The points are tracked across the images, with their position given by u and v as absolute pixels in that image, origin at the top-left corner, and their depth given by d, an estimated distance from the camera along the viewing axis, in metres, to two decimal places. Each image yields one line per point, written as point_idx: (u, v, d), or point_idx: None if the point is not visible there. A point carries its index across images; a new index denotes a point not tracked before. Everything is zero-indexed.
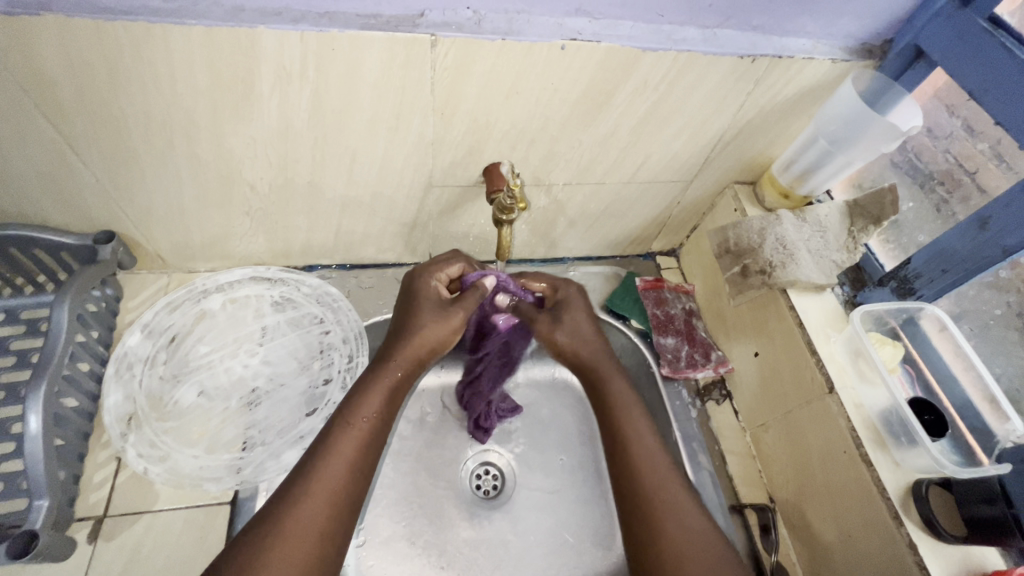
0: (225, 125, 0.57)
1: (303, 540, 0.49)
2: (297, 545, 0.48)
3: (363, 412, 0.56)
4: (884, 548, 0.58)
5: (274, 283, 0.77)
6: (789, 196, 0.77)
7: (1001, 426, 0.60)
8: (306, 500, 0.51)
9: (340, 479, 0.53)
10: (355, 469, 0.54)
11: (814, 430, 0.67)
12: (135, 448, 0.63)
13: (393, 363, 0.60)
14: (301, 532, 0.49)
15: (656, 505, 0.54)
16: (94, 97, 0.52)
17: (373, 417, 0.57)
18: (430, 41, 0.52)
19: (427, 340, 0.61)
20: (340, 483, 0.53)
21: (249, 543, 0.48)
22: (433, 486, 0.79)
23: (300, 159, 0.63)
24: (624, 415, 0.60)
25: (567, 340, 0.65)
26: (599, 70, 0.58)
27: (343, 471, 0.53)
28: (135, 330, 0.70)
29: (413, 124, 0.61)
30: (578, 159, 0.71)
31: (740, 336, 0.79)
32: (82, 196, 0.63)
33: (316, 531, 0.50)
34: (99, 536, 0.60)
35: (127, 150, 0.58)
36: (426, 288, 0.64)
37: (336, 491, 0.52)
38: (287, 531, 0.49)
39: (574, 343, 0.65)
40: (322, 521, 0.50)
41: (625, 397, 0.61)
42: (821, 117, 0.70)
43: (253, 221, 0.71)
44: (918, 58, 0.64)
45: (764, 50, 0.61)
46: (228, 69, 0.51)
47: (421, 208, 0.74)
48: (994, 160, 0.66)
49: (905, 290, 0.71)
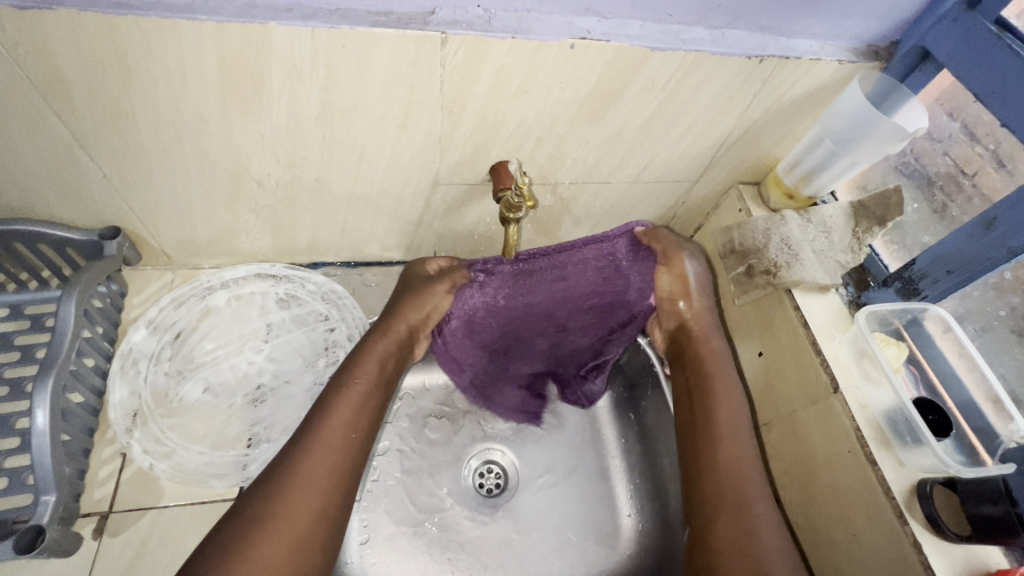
0: (233, 121, 0.57)
1: (308, 491, 0.50)
2: (303, 494, 0.50)
3: (355, 378, 0.59)
4: (889, 548, 0.59)
5: (279, 280, 0.78)
6: (793, 197, 0.78)
7: (1005, 427, 0.60)
8: (305, 457, 0.52)
9: (341, 435, 0.55)
10: (355, 429, 0.56)
11: (819, 430, 0.67)
12: (140, 444, 0.64)
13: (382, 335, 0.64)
14: (307, 483, 0.51)
15: (728, 484, 0.56)
16: (107, 94, 0.52)
17: (365, 381, 0.59)
18: (441, 38, 0.52)
19: (416, 320, 0.67)
20: (343, 437, 0.55)
21: (253, 499, 0.49)
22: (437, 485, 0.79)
23: (307, 156, 0.63)
24: (723, 405, 0.61)
25: (688, 297, 0.68)
26: (608, 69, 0.59)
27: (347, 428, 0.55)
28: (140, 326, 0.70)
29: (421, 122, 0.61)
30: (585, 158, 0.71)
31: (746, 336, 0.79)
32: (89, 191, 0.62)
33: (322, 483, 0.51)
34: (105, 532, 0.60)
35: (136, 146, 0.58)
36: (418, 276, 0.70)
37: (339, 445, 0.54)
38: (286, 484, 0.50)
39: (695, 312, 0.68)
40: (329, 472, 0.52)
41: (728, 386, 0.63)
42: (828, 118, 0.70)
43: (259, 217, 0.71)
44: (923, 60, 0.64)
45: (772, 51, 0.61)
46: (238, 64, 0.51)
47: (427, 206, 0.74)
48: (994, 163, 0.67)
49: (910, 291, 0.71)
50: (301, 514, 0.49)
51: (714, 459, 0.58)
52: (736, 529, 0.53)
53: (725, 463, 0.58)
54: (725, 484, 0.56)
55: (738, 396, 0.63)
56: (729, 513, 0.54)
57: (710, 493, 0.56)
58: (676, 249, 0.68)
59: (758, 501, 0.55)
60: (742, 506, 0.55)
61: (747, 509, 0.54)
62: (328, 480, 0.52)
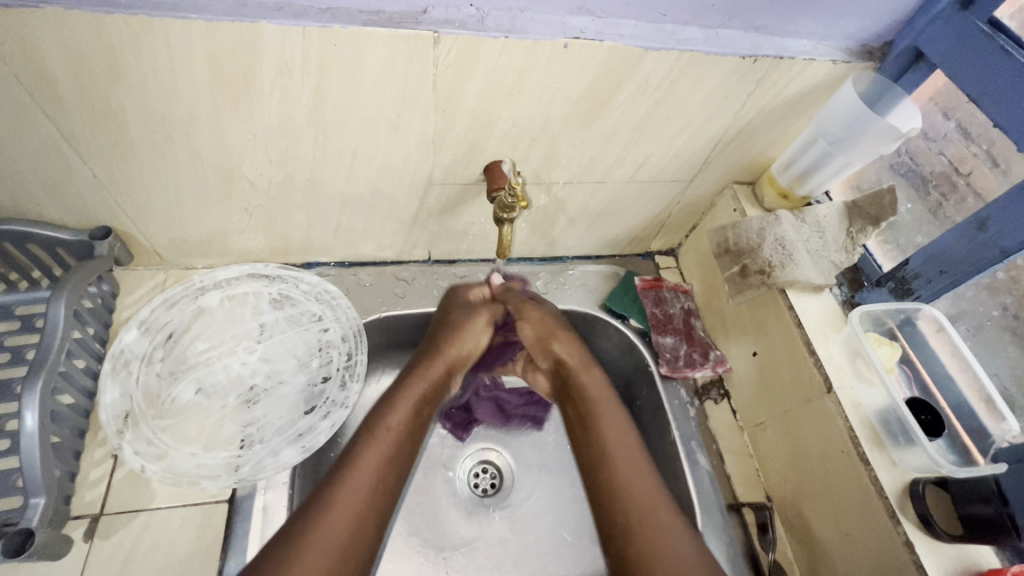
0: (224, 121, 0.57)
1: (334, 535, 0.54)
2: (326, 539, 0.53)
3: (386, 427, 0.62)
4: (883, 548, 0.59)
5: (272, 280, 0.77)
6: (787, 197, 0.78)
7: (997, 426, 0.60)
8: (330, 511, 0.55)
9: (366, 485, 0.58)
10: (382, 479, 0.59)
11: (813, 430, 0.67)
12: (132, 446, 0.62)
13: (423, 375, 0.69)
14: (332, 529, 0.54)
15: (633, 501, 0.59)
16: (96, 93, 0.51)
17: (396, 431, 0.63)
18: (433, 38, 0.52)
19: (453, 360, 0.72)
20: (371, 485, 0.58)
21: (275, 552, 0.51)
22: (431, 486, 0.79)
23: (299, 156, 0.63)
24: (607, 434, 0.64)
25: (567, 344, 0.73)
26: (602, 68, 0.58)
27: (374, 479, 0.59)
28: (132, 327, 0.69)
29: (414, 121, 0.61)
30: (579, 157, 0.71)
31: (740, 336, 0.79)
32: (80, 192, 0.62)
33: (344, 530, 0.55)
34: (96, 534, 0.59)
35: (126, 146, 0.57)
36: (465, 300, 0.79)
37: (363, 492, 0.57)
38: (309, 537, 0.52)
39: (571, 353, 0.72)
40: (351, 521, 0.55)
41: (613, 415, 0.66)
42: (821, 120, 0.70)
43: (252, 217, 0.70)
44: (917, 60, 0.65)
45: (766, 51, 0.61)
46: (228, 64, 0.51)
47: (421, 206, 0.74)
48: (988, 163, 0.67)
49: (904, 290, 0.71)
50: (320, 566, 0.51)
51: (614, 489, 0.61)
52: (647, 554, 0.55)
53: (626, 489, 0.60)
54: (632, 513, 0.59)
55: (623, 419, 0.66)
56: (645, 541, 0.56)
57: (623, 523, 0.58)
58: (555, 324, 0.74)
59: (670, 525, 0.57)
60: (654, 533, 0.57)
61: (659, 534, 0.57)
62: (350, 528, 0.55)
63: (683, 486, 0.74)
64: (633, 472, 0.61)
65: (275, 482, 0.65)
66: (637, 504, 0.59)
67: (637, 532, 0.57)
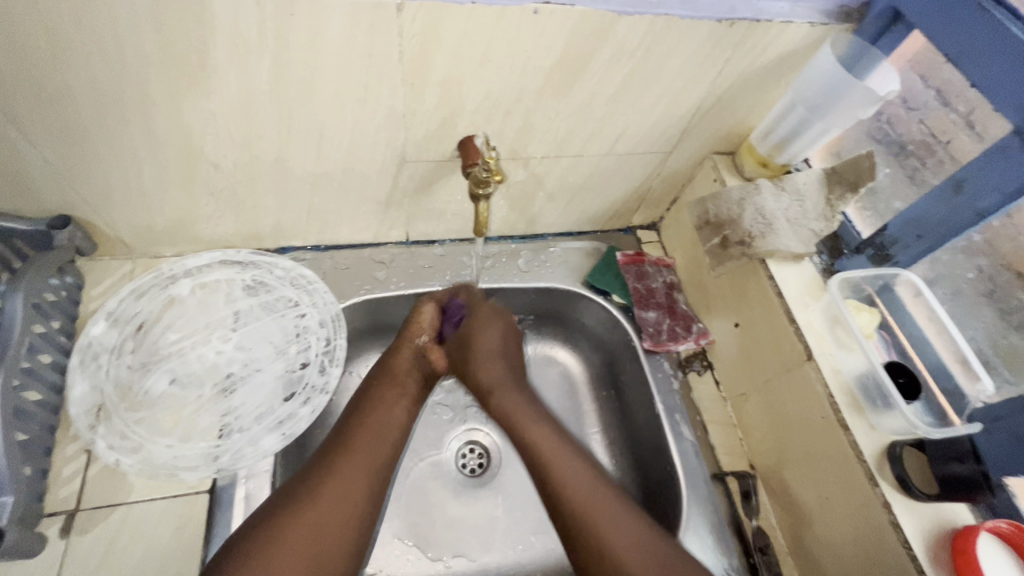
0: (180, 99, 0.54)
1: (339, 492, 0.60)
2: (331, 509, 0.59)
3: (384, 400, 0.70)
4: (860, 510, 0.60)
5: (245, 266, 0.75)
6: (768, 164, 0.76)
7: (972, 387, 0.62)
8: (342, 465, 0.62)
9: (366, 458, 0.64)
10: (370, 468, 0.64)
11: (792, 397, 0.68)
12: (105, 440, 0.61)
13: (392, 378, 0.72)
14: (340, 483, 0.61)
15: (583, 508, 0.61)
16: (37, 69, 0.48)
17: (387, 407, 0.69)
18: (396, 5, 0.50)
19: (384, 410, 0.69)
20: (361, 472, 0.63)
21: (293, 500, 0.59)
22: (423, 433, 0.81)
23: (264, 135, 0.60)
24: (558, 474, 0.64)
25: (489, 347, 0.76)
26: (575, 35, 0.56)
27: (378, 445, 0.66)
28: (99, 319, 0.67)
29: (382, 96, 0.58)
30: (555, 130, 0.69)
31: (722, 308, 0.79)
32: (32, 180, 0.59)
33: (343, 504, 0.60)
34: (73, 530, 0.58)
35: (77, 129, 0.54)
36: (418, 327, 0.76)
37: (344, 491, 0.61)
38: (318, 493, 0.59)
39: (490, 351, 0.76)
40: (357, 491, 0.62)
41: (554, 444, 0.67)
42: (800, 84, 0.68)
43: (219, 202, 0.68)
44: (895, 21, 0.63)
45: (742, 14, 0.59)
46: (180, 36, 0.48)
47: (394, 185, 0.72)
48: (965, 129, 0.66)
49: (882, 256, 0.72)
50: (337, 506, 0.59)
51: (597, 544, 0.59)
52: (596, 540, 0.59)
53: (578, 510, 0.61)
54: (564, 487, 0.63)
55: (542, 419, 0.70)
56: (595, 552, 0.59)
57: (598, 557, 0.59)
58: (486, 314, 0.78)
59: (623, 514, 0.61)
60: (598, 532, 0.60)
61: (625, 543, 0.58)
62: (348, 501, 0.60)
63: (668, 458, 0.74)
64: (601, 498, 0.62)
65: (257, 470, 0.64)
66: (597, 514, 0.61)
67: (592, 526, 0.60)
